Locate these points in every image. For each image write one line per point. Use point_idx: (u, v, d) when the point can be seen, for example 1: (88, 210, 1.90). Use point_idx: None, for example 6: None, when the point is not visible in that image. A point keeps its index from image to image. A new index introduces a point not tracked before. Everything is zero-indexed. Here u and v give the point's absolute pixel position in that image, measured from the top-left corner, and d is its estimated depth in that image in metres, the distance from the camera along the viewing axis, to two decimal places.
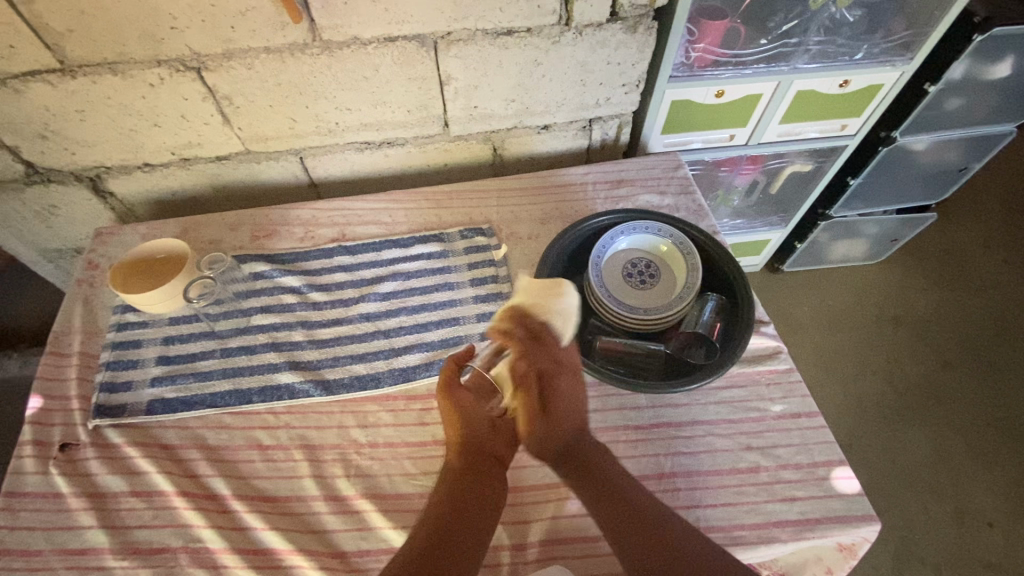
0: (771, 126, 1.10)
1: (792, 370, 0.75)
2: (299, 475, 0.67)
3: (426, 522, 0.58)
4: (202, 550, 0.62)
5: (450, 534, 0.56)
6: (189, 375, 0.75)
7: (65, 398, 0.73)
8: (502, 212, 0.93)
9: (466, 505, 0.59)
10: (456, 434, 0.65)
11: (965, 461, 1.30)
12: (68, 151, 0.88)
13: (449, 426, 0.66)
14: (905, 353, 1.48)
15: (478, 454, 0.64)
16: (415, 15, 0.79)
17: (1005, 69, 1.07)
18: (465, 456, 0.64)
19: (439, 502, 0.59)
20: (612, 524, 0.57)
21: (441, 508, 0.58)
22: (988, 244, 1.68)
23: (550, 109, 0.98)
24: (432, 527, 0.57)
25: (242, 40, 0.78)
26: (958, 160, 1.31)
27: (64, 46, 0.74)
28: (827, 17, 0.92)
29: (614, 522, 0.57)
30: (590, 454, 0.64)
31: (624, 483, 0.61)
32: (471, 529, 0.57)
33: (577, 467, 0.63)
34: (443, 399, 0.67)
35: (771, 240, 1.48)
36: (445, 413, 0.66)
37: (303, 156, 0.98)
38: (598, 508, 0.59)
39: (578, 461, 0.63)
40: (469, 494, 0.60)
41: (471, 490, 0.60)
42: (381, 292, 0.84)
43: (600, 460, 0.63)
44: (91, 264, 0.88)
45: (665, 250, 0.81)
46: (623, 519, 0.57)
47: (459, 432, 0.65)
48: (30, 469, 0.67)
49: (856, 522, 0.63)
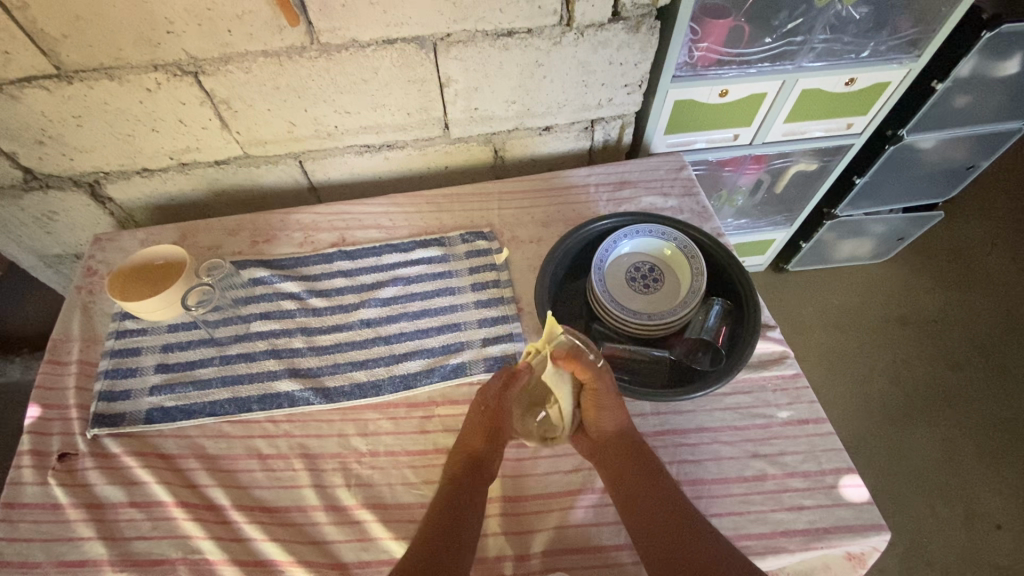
0: (775, 125, 1.08)
1: (799, 375, 0.74)
2: (299, 485, 0.67)
3: (427, 528, 0.57)
4: (201, 562, 0.61)
5: (444, 539, 0.55)
6: (188, 384, 0.74)
7: (64, 407, 0.73)
8: (503, 215, 0.92)
9: (463, 520, 0.58)
10: (484, 445, 0.63)
11: (975, 463, 1.29)
12: (67, 157, 0.87)
13: (480, 433, 0.63)
14: (913, 353, 1.47)
15: (481, 472, 0.62)
16: (414, 18, 0.77)
17: (1014, 66, 1.05)
18: (474, 473, 0.61)
19: (437, 511, 0.58)
20: (650, 533, 0.56)
21: (438, 518, 0.57)
22: (995, 243, 1.66)
23: (551, 111, 0.97)
24: (429, 535, 0.56)
25: (239, 44, 0.77)
26: (966, 158, 1.29)
27: (60, 51, 0.73)
28: (832, 14, 0.90)
29: (652, 531, 0.56)
30: (637, 460, 0.62)
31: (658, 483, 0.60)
32: (463, 537, 0.56)
33: (624, 472, 0.61)
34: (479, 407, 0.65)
35: (776, 240, 1.47)
36: (481, 417, 0.64)
37: (303, 160, 0.97)
38: (637, 515, 0.58)
39: (628, 464, 0.62)
40: (465, 512, 0.58)
41: (470, 508, 0.59)
42: (381, 297, 0.83)
43: (652, 465, 0.62)
44: (90, 271, 0.88)
45: (669, 254, 0.79)
46: (663, 533, 0.56)
47: (486, 444, 0.63)
48: (28, 479, 0.67)
49: (865, 531, 0.61)
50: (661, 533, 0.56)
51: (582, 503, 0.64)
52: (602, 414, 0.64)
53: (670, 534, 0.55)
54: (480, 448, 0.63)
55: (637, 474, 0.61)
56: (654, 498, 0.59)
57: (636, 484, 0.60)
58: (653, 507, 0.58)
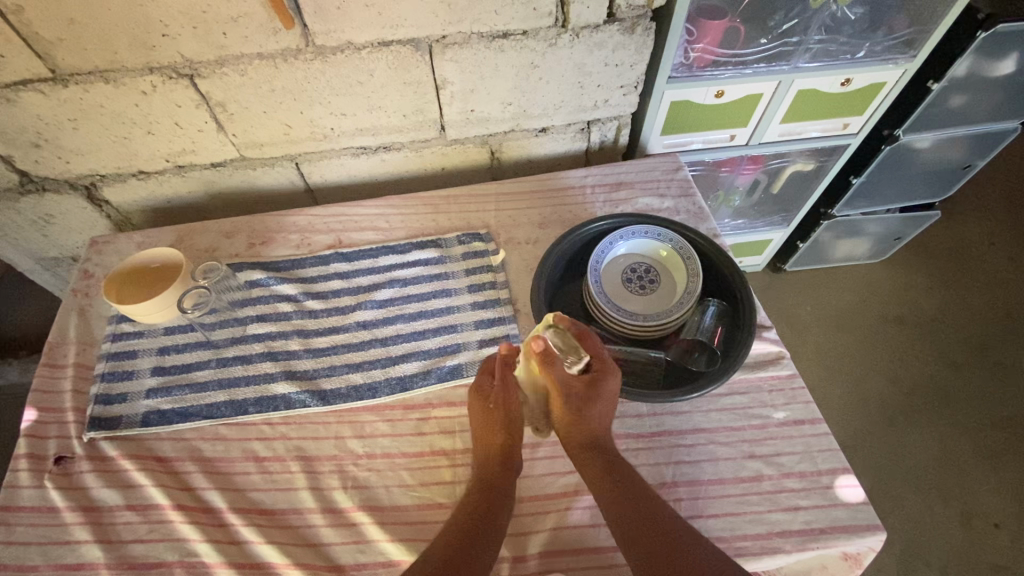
0: (772, 126, 1.08)
1: (795, 376, 0.74)
2: (296, 487, 0.67)
3: (451, 528, 0.57)
4: (198, 564, 0.61)
5: (467, 537, 0.56)
6: (185, 387, 0.74)
7: (60, 411, 0.73)
8: (500, 217, 0.92)
9: (486, 520, 0.58)
10: (503, 441, 0.63)
11: (973, 463, 1.29)
12: (63, 160, 0.87)
13: (498, 428, 0.64)
14: (910, 353, 1.47)
15: (508, 466, 0.63)
16: (409, 20, 0.78)
17: (1009, 66, 1.05)
18: (502, 468, 0.62)
19: (466, 510, 0.59)
20: (629, 538, 0.55)
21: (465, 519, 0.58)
22: (992, 242, 1.66)
23: (547, 112, 0.97)
24: (453, 533, 0.56)
25: (234, 47, 0.77)
26: (962, 157, 1.29)
27: (55, 55, 0.73)
28: (828, 15, 0.91)
29: (634, 536, 0.55)
30: (615, 463, 0.62)
31: (642, 490, 0.59)
32: (489, 532, 0.57)
33: (602, 475, 0.60)
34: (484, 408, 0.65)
35: (774, 240, 1.47)
36: (493, 417, 0.64)
37: (299, 162, 0.97)
38: (617, 520, 0.57)
39: (606, 467, 0.61)
40: (489, 510, 0.59)
41: (497, 506, 0.59)
42: (378, 299, 0.83)
43: (631, 475, 0.61)
44: (86, 274, 0.88)
45: (665, 255, 0.79)
46: (646, 538, 0.55)
47: (506, 438, 0.63)
48: (25, 483, 0.67)
49: (861, 532, 0.62)
50: (643, 537, 0.55)
51: (579, 505, 0.65)
52: (588, 419, 0.63)
53: (651, 538, 0.54)
54: (499, 445, 0.63)
55: (621, 481, 0.60)
56: (633, 503, 0.58)
57: (614, 488, 0.59)
58: (634, 512, 0.57)
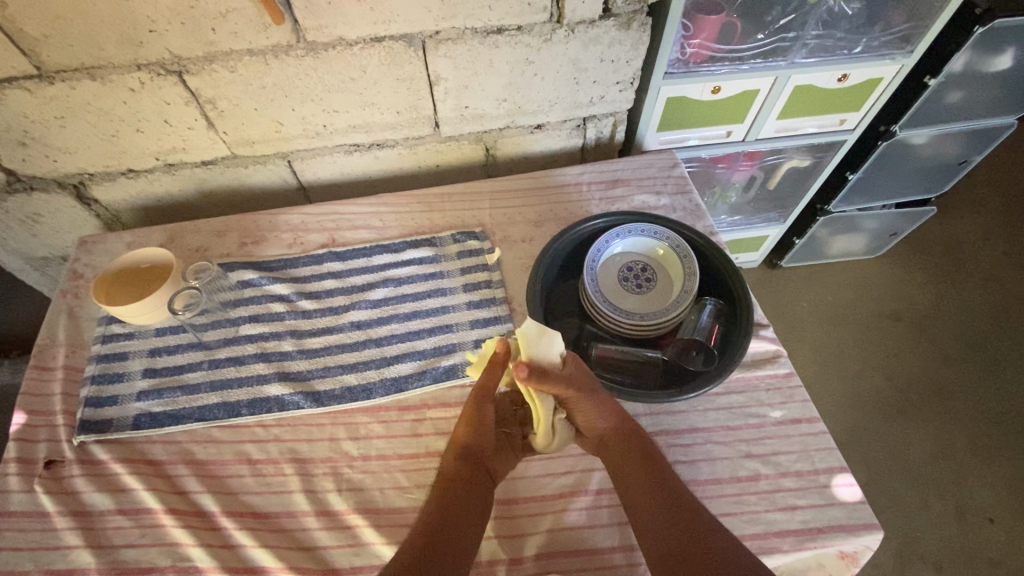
0: (769, 122, 1.08)
1: (792, 374, 0.74)
2: (290, 489, 0.66)
3: (426, 522, 0.57)
4: (190, 568, 0.61)
5: (446, 537, 0.56)
6: (176, 389, 0.73)
7: (50, 414, 0.72)
8: (495, 214, 0.92)
9: (457, 512, 0.58)
10: (470, 436, 0.64)
11: (967, 456, 1.30)
12: (50, 158, 0.86)
13: (464, 424, 0.64)
14: (905, 346, 1.47)
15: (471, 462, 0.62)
16: (403, 15, 0.76)
17: (1006, 61, 1.05)
18: (465, 462, 0.62)
19: (439, 507, 0.59)
20: (647, 526, 0.57)
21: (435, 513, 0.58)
22: (987, 238, 1.66)
23: (542, 109, 0.96)
24: (427, 534, 0.56)
25: (224, 43, 0.75)
26: (958, 153, 1.29)
27: (40, 52, 0.72)
28: (825, 10, 0.90)
29: (652, 537, 0.56)
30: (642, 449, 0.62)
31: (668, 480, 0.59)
32: (459, 530, 0.57)
33: (626, 461, 0.61)
34: (474, 397, 0.65)
35: (770, 236, 1.46)
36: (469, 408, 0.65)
37: (291, 159, 0.96)
38: (638, 507, 0.58)
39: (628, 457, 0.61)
40: (458, 511, 0.58)
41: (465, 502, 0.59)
42: (372, 299, 0.82)
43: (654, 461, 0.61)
44: (76, 275, 0.86)
45: (661, 254, 0.79)
46: (664, 530, 0.56)
47: (471, 434, 0.64)
48: (15, 488, 0.66)
49: (858, 530, 0.61)
50: (657, 530, 0.56)
51: (577, 505, 0.64)
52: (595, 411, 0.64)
53: (667, 527, 0.56)
54: (466, 439, 0.64)
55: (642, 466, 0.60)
56: (656, 505, 0.57)
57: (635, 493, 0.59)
58: (655, 510, 0.57)
